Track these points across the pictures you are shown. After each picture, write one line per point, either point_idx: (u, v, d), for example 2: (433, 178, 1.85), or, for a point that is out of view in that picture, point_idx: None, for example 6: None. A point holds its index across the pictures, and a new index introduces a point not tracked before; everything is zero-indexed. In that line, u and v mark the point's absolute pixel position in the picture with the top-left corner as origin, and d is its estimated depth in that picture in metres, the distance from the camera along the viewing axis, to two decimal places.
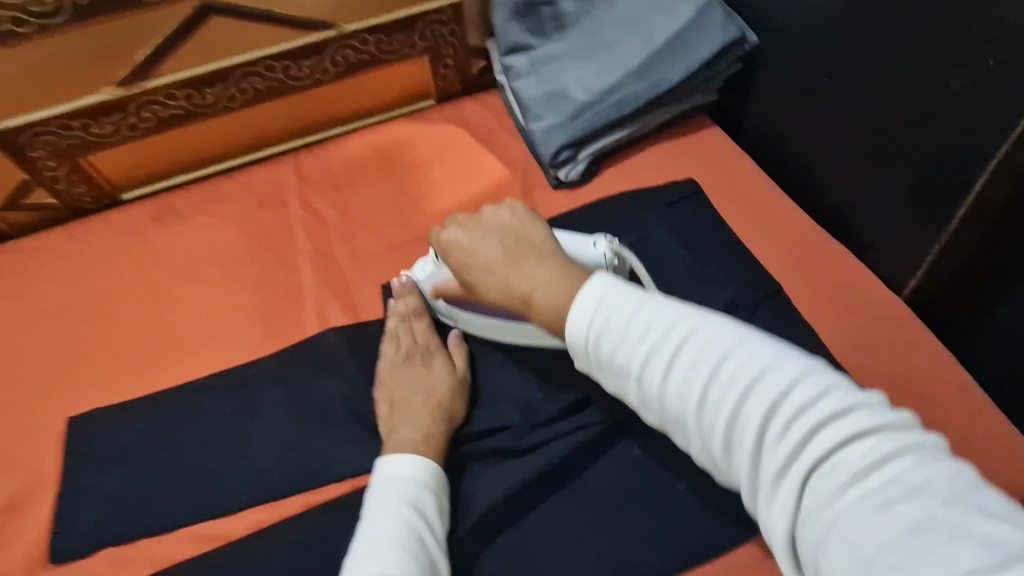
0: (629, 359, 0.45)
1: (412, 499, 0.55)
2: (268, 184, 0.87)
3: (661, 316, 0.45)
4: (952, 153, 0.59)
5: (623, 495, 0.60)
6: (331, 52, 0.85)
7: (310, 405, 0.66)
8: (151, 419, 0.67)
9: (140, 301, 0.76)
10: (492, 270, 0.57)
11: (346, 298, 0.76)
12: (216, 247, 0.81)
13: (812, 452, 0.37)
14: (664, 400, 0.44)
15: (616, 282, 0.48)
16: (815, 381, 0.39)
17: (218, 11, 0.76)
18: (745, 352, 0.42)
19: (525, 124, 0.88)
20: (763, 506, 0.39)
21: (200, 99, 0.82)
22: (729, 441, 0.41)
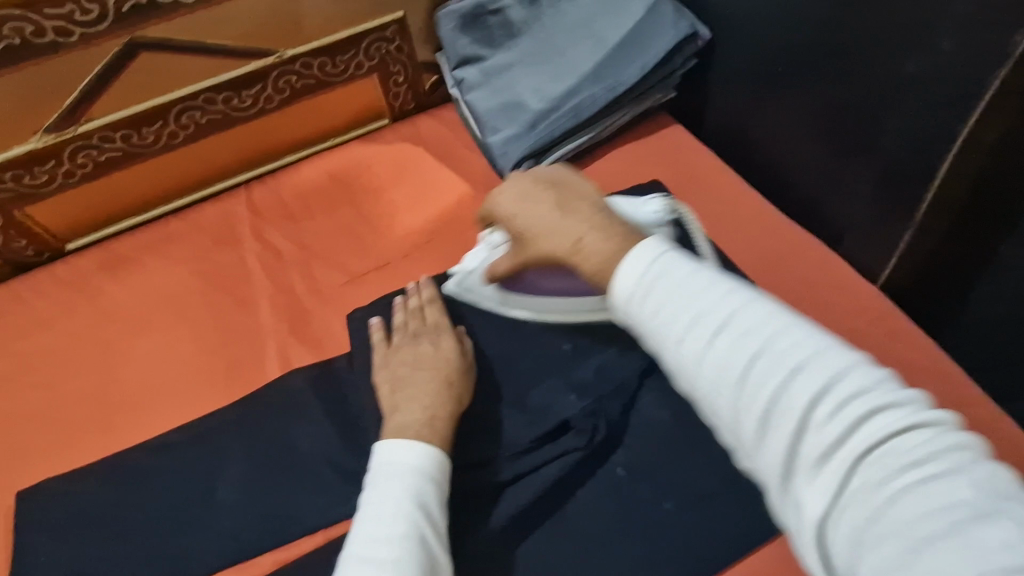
0: (671, 321, 0.42)
1: (416, 493, 0.51)
2: (220, 221, 0.83)
3: (708, 286, 0.42)
4: (915, 137, 0.57)
5: (611, 520, 0.57)
6: (274, 79, 0.82)
7: (279, 456, 0.63)
8: (107, 485, 0.63)
9: (91, 358, 0.72)
10: (538, 218, 0.56)
11: (309, 335, 0.72)
12: (169, 293, 0.77)
13: (865, 436, 0.34)
14: (700, 369, 0.40)
15: (669, 250, 0.46)
16: (871, 371, 0.36)
17: (148, 46, 0.73)
18: (799, 333, 0.39)
19: (482, 138, 0.85)
20: (796, 494, 0.35)
21: (139, 138, 0.79)
22: (767, 418, 0.37)
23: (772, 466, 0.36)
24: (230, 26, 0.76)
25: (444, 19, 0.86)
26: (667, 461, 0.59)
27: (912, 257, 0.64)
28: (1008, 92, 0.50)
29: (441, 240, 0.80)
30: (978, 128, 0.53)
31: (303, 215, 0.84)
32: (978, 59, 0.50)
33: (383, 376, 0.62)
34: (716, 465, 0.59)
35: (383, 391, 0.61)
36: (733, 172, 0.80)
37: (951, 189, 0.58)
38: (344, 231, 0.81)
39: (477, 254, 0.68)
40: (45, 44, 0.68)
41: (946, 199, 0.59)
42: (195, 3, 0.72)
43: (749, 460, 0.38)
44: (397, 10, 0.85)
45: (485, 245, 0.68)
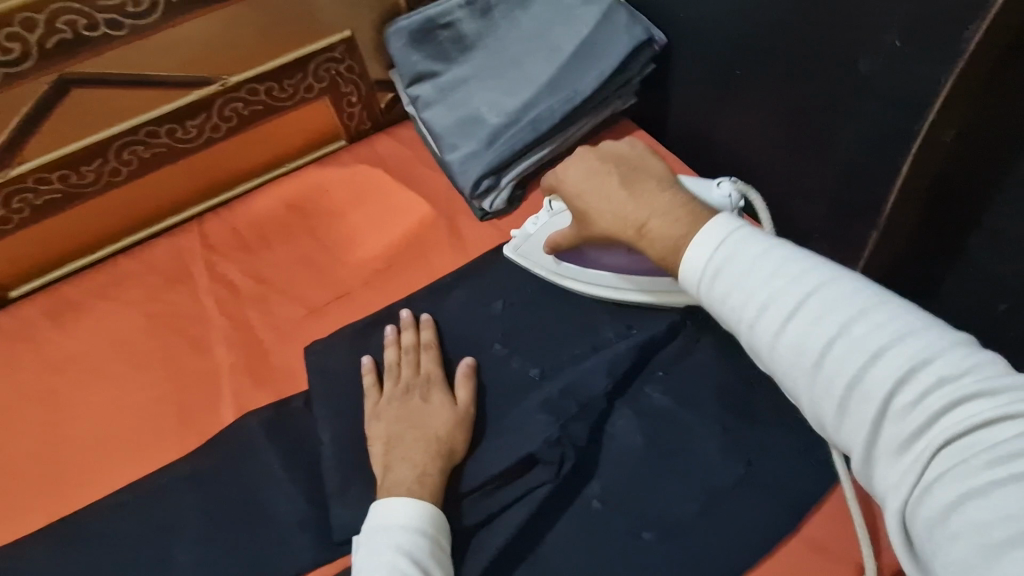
0: (746, 308, 0.43)
1: (409, 550, 0.50)
2: (172, 259, 0.80)
3: (789, 272, 0.43)
4: (876, 137, 0.56)
5: (588, 554, 0.55)
6: (219, 108, 0.78)
7: (247, 507, 0.61)
8: (61, 550, 0.61)
9: (39, 415, 0.69)
10: (604, 197, 0.55)
11: (268, 375, 0.70)
12: (120, 338, 0.74)
13: (950, 425, 0.34)
14: (778, 355, 0.42)
15: (746, 230, 0.46)
16: (962, 356, 0.36)
17: (79, 82, 0.69)
18: (882, 317, 0.39)
19: (441, 155, 0.82)
20: (879, 476, 0.37)
21: (78, 178, 0.75)
22: (847, 404, 0.38)
23: (853, 445, 0.38)
24: (167, 56, 0.72)
25: (392, 37, 0.83)
26: (646, 487, 0.57)
27: (876, 257, 0.64)
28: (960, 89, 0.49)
29: (403, 265, 0.77)
30: (935, 126, 0.52)
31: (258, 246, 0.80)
32: (931, 58, 0.49)
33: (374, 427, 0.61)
34: (694, 489, 0.57)
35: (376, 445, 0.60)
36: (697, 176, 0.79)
37: (913, 187, 0.57)
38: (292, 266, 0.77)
39: (539, 219, 0.69)
40: None
41: (908, 197, 0.57)
42: (125, 34, 0.69)
43: (836, 439, 0.40)
44: (345, 30, 0.82)
45: (546, 214, 0.69)
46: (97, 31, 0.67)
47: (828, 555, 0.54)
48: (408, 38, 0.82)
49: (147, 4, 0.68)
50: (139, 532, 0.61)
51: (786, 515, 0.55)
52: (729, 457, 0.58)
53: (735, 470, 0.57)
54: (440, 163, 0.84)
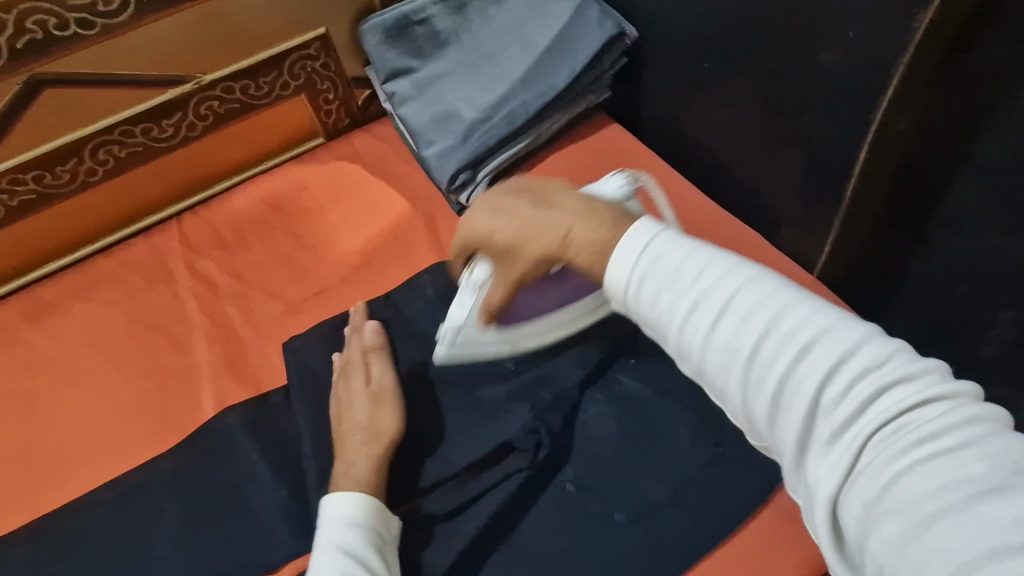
0: (674, 307, 0.41)
1: (345, 544, 0.52)
2: (151, 258, 0.80)
3: (713, 268, 0.41)
4: (836, 126, 0.57)
5: (562, 539, 0.56)
6: (194, 106, 0.79)
7: (228, 503, 0.62)
8: (43, 546, 0.61)
9: (19, 414, 0.69)
10: (521, 229, 0.51)
11: (248, 372, 0.70)
12: (99, 337, 0.74)
13: (876, 413, 0.34)
14: (707, 354, 0.40)
15: (667, 230, 0.44)
16: (881, 346, 0.36)
17: (51, 82, 0.70)
18: (805, 309, 0.38)
19: (418, 150, 0.83)
20: (806, 472, 0.36)
21: (54, 178, 0.75)
22: (777, 400, 0.37)
23: (783, 442, 0.37)
24: (139, 55, 0.73)
25: (368, 35, 0.83)
26: (620, 472, 0.59)
27: (841, 245, 0.65)
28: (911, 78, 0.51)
29: (382, 260, 0.78)
30: (889, 114, 0.53)
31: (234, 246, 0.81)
32: (885, 49, 0.50)
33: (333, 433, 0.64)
34: (666, 473, 0.58)
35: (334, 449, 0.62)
36: (671, 169, 0.80)
37: (873, 175, 0.58)
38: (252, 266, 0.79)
39: (463, 301, 0.58)
40: None
41: (868, 184, 0.59)
42: (96, 33, 0.69)
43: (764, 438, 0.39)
44: (320, 27, 0.82)
45: (461, 294, 0.58)
46: (67, 30, 0.68)
47: (796, 532, 0.55)
48: (383, 35, 0.82)
49: (117, 3, 0.68)
50: (121, 527, 0.62)
51: (756, 495, 0.56)
52: (698, 442, 0.59)
53: (706, 454, 0.59)
54: (417, 158, 0.85)
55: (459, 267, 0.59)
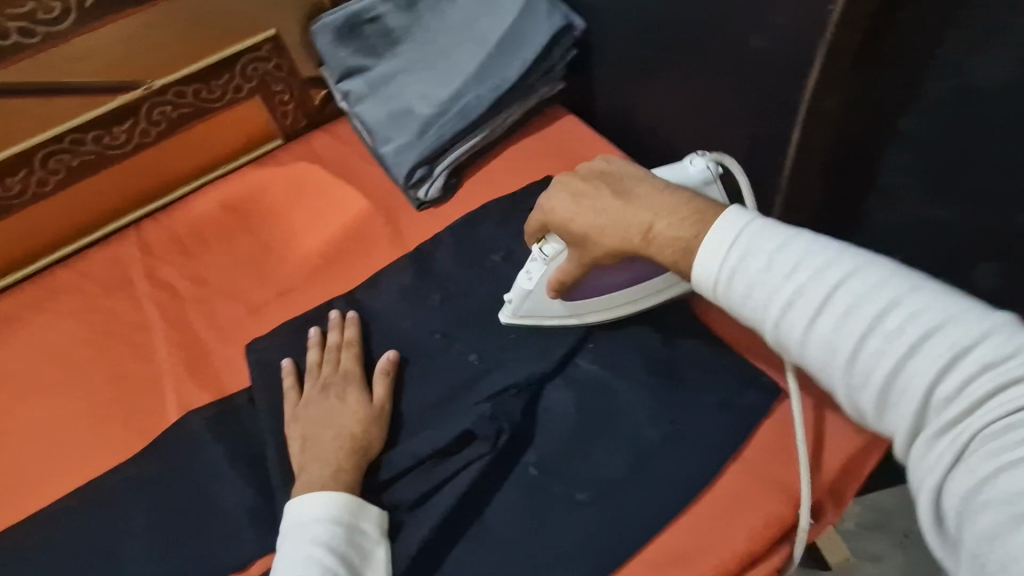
0: (768, 304, 0.44)
1: (324, 539, 0.54)
2: (109, 266, 0.79)
3: (812, 263, 0.43)
4: (772, 107, 0.60)
5: (525, 521, 0.58)
6: (146, 112, 0.78)
7: (196, 509, 0.62)
8: (8, 557, 0.61)
9: None
10: (603, 214, 0.54)
11: (212, 375, 0.71)
12: (58, 348, 0.73)
13: (990, 409, 0.35)
14: (809, 347, 0.43)
15: (766, 223, 0.46)
16: (1008, 341, 0.36)
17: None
18: (925, 302, 0.39)
19: (375, 148, 0.83)
20: (914, 460, 0.38)
21: (5, 189, 0.74)
22: (886, 392, 0.39)
23: (898, 429, 0.40)
24: (85, 62, 0.73)
25: (320, 35, 0.84)
26: (581, 455, 0.60)
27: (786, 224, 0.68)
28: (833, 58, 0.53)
29: (344, 259, 0.78)
30: (817, 94, 0.56)
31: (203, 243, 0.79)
32: (806, 30, 0.53)
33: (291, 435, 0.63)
34: (624, 451, 0.60)
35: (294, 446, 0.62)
36: (625, 156, 0.82)
37: (808, 153, 0.61)
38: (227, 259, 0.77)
39: (534, 271, 0.62)
40: None
41: (804, 162, 0.61)
42: (39, 41, 0.69)
43: (877, 424, 0.41)
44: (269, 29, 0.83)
45: (534, 265, 0.62)
46: (8, 39, 0.68)
47: (750, 500, 0.58)
48: (336, 35, 0.83)
49: (59, 10, 0.69)
50: (85, 536, 0.62)
51: (709, 466, 0.59)
52: (654, 419, 0.61)
53: (662, 431, 0.60)
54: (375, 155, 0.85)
55: (532, 240, 0.62)
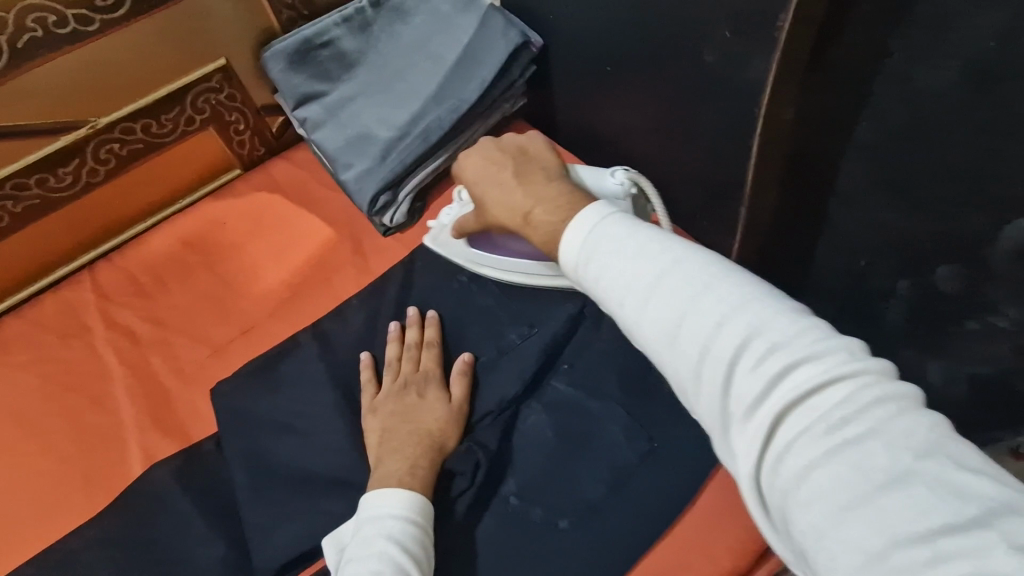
0: (613, 288, 0.50)
1: (394, 535, 0.58)
2: (301, 164, 0.97)
3: (638, 250, 0.50)
4: (925, 143, 0.61)
5: (586, 457, 0.69)
6: (342, 41, 0.91)
7: (308, 386, 0.76)
8: (193, 381, 0.79)
9: (189, 274, 0.87)
10: (496, 185, 0.68)
11: (363, 269, 0.86)
12: (258, 221, 0.91)
13: (784, 388, 0.39)
14: (641, 327, 0.48)
15: (605, 214, 0.54)
16: (795, 325, 0.42)
17: None
18: (726, 292, 0.45)
19: (506, 108, 0.93)
20: (732, 446, 0.42)
21: (237, 95, 0.91)
22: (705, 376, 0.43)
23: (714, 414, 0.43)
24: None
25: (515, 17, 0.90)
26: (619, 429, 0.70)
27: (899, 262, 0.69)
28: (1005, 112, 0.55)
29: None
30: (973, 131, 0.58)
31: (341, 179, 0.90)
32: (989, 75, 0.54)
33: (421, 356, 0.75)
34: (676, 423, 0.70)
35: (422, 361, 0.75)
36: None
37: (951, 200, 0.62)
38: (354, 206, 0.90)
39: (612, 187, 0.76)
40: None
41: (919, 212, 0.65)
42: None
43: (695, 407, 0.45)
44: None
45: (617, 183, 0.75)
46: None
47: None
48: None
49: None
50: (247, 381, 0.77)
51: None
52: None
53: None
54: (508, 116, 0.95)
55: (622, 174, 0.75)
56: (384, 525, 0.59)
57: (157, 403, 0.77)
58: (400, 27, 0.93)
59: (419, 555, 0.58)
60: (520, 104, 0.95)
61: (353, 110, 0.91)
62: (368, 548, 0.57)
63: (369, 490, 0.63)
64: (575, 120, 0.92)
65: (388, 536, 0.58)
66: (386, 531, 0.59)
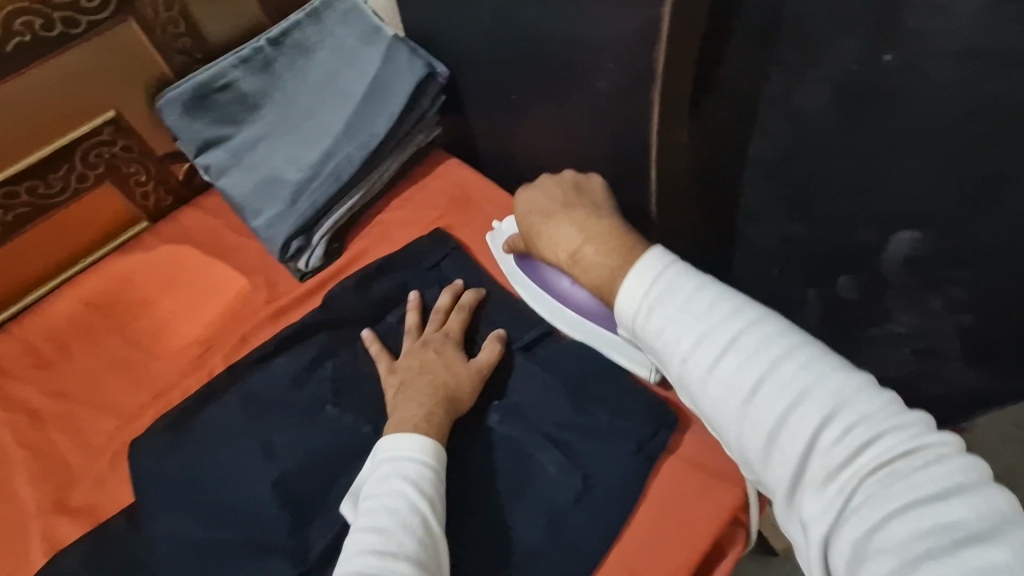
0: (677, 342, 0.48)
1: (411, 477, 0.59)
2: (211, 212, 0.93)
3: (706, 304, 0.49)
4: (809, 156, 0.62)
5: (510, 508, 0.64)
6: (243, 83, 0.88)
7: (213, 451, 0.70)
8: (93, 456, 0.73)
9: (89, 338, 0.82)
10: (551, 222, 0.65)
11: (271, 318, 0.82)
12: (162, 276, 0.87)
13: (873, 457, 0.40)
14: (709, 388, 0.47)
15: (667, 260, 0.52)
16: (874, 395, 0.42)
17: (126, 39, 0.80)
18: (803, 358, 0.44)
19: (424, 138, 0.91)
20: (803, 512, 0.42)
21: (136, 145, 0.87)
22: (780, 441, 0.43)
23: (784, 479, 0.43)
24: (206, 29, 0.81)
25: (421, 46, 0.88)
26: (552, 465, 0.66)
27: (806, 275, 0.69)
28: (882, 123, 0.57)
29: (390, 248, 0.87)
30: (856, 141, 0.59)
31: (252, 225, 0.86)
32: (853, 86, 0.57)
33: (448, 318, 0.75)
34: (604, 465, 0.65)
35: (449, 321, 0.74)
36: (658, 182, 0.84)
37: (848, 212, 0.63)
38: (267, 251, 0.86)
39: None
40: (53, 38, 0.74)
41: (819, 221, 0.65)
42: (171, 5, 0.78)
43: (759, 472, 0.45)
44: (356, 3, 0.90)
45: None
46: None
47: (689, 540, 0.62)
48: (397, 32, 0.90)
49: None
50: (143, 454, 0.70)
51: (675, 486, 0.65)
52: (631, 434, 0.66)
53: (637, 443, 0.66)
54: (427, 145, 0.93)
55: None
56: (400, 467, 0.59)
57: (60, 481, 0.72)
58: (304, 63, 0.90)
59: (434, 496, 0.58)
60: (435, 133, 0.92)
61: (260, 152, 0.88)
62: (385, 486, 0.58)
63: (388, 434, 0.63)
64: (494, 148, 0.91)
65: (404, 477, 0.58)
66: (401, 472, 0.59)
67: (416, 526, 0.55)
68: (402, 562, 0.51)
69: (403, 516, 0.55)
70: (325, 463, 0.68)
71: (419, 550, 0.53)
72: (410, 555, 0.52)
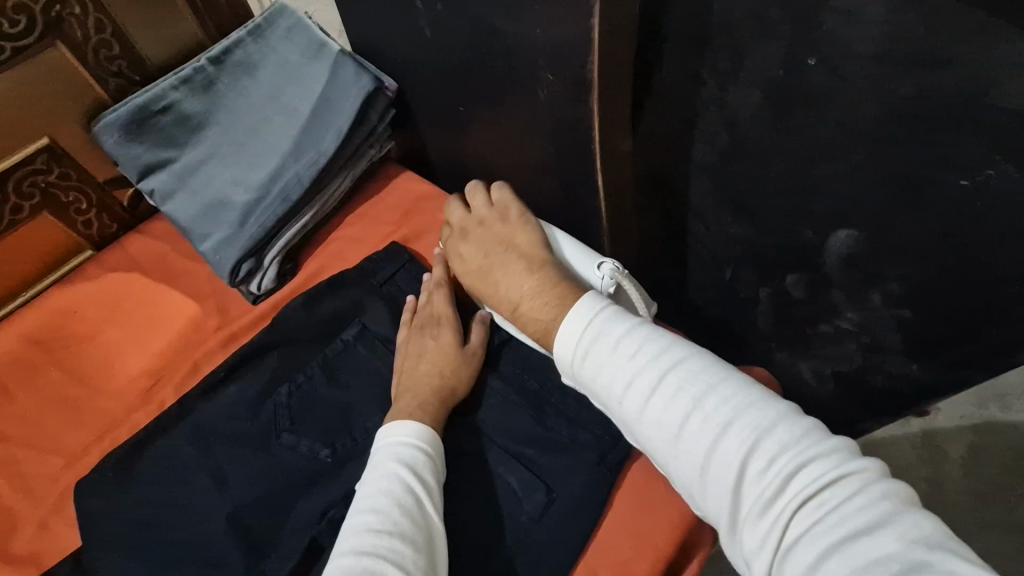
0: (611, 384, 0.50)
1: (405, 459, 0.60)
2: (160, 237, 0.90)
3: (637, 345, 0.51)
4: (748, 157, 0.63)
5: (470, 524, 0.63)
6: (184, 102, 0.85)
7: (163, 486, 0.68)
8: (36, 499, 0.70)
9: (28, 376, 0.78)
10: (490, 279, 0.66)
11: (223, 343, 0.79)
12: (110, 305, 0.84)
13: (797, 485, 0.42)
14: (645, 427, 0.48)
15: (599, 304, 0.55)
16: (798, 424, 0.44)
17: (55, 62, 0.77)
18: (729, 393, 0.46)
19: (378, 151, 0.90)
20: (744, 543, 0.43)
21: (75, 171, 0.84)
22: (712, 475, 0.45)
23: (722, 511, 0.44)
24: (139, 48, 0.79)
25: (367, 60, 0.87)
26: (513, 478, 0.65)
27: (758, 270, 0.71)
28: (810, 129, 0.57)
29: (355, 261, 0.86)
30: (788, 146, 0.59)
31: (200, 249, 0.84)
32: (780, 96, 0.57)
33: (433, 300, 0.74)
34: (563, 475, 0.65)
35: (434, 301, 0.74)
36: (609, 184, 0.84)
37: (790, 208, 0.64)
38: (216, 275, 0.84)
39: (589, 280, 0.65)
40: None
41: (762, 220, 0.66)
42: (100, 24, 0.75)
43: (702, 505, 0.47)
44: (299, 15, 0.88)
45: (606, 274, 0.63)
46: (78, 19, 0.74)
47: (649, 545, 0.62)
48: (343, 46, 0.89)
49: None
50: (89, 495, 0.68)
51: (635, 491, 0.64)
52: (589, 442, 0.66)
53: (596, 450, 0.66)
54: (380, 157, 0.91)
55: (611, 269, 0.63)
56: (395, 450, 0.61)
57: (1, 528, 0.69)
58: (247, 82, 0.88)
59: (428, 478, 0.60)
60: (387, 146, 0.91)
61: (205, 175, 0.86)
62: (381, 469, 0.59)
63: (387, 420, 0.65)
64: (446, 158, 0.90)
65: (399, 460, 0.60)
66: (396, 455, 0.60)
67: (411, 506, 0.56)
68: (399, 540, 0.53)
69: (398, 497, 0.56)
70: (282, 492, 0.66)
71: (414, 530, 0.55)
72: (405, 534, 0.54)
